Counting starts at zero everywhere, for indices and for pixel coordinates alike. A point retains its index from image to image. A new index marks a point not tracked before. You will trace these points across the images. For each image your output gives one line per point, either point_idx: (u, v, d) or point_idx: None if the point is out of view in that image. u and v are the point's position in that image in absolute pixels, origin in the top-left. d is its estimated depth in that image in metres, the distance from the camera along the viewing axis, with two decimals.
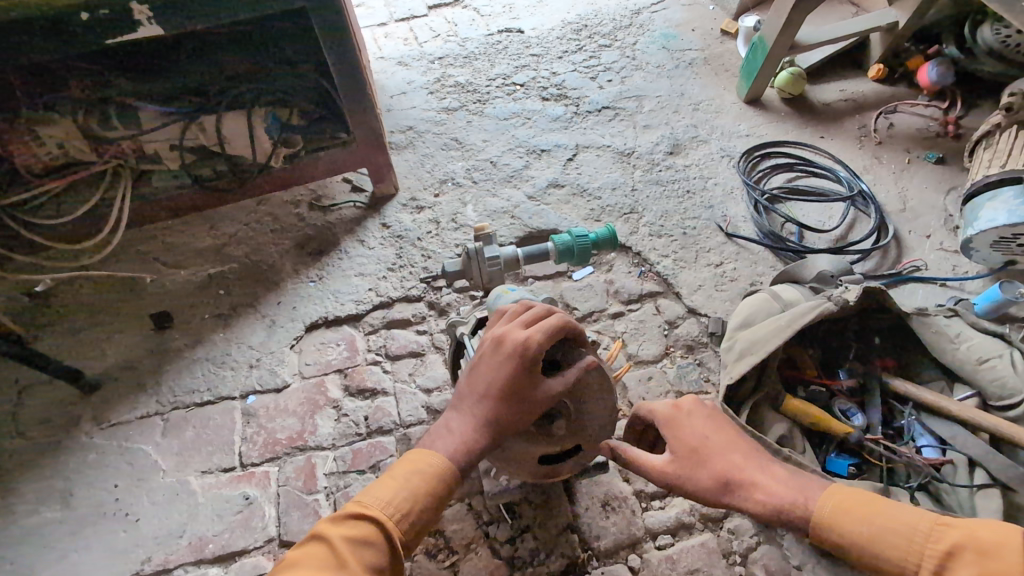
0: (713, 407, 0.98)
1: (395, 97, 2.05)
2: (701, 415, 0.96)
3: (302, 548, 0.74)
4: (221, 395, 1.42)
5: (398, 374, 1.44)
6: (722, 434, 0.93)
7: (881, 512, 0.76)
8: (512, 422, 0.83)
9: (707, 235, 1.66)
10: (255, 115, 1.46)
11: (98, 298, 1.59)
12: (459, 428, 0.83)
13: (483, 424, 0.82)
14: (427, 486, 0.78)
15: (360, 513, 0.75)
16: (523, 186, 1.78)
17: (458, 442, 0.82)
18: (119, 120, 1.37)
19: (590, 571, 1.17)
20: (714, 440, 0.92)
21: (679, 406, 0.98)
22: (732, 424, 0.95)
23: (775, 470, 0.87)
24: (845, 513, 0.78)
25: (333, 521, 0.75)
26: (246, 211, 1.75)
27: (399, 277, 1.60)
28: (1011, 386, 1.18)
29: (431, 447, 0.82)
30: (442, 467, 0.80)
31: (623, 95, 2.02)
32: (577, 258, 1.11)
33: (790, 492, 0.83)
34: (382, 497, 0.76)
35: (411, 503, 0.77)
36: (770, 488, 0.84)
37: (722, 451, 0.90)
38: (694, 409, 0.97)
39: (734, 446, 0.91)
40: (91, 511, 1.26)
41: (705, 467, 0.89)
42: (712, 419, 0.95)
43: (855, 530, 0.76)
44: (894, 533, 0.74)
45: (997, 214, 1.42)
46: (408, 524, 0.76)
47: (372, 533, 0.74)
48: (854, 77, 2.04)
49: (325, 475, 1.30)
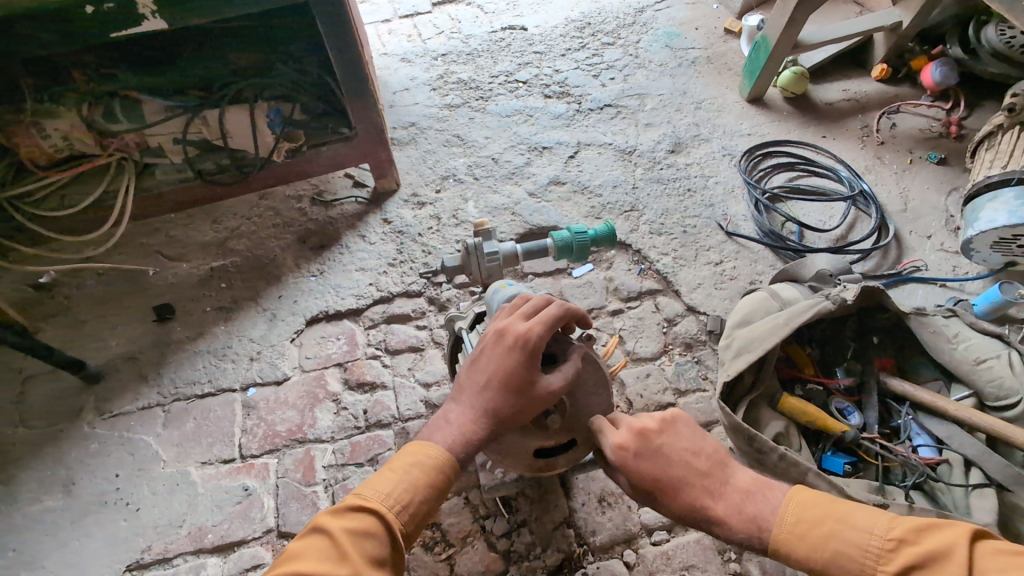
0: (660, 433, 0.83)
1: (398, 93, 2.06)
2: (650, 452, 0.82)
3: (303, 540, 0.75)
4: (221, 387, 1.43)
5: (397, 369, 1.45)
6: (675, 464, 0.81)
7: (834, 534, 0.74)
8: (510, 415, 0.83)
9: (707, 233, 1.66)
10: (258, 110, 1.47)
11: (101, 290, 1.60)
12: (458, 419, 0.84)
13: (481, 416, 0.83)
14: (426, 478, 0.79)
15: (360, 505, 0.76)
16: (523, 184, 1.78)
17: (457, 433, 0.83)
18: (123, 114, 1.40)
19: (585, 566, 1.18)
20: (667, 475, 0.80)
21: (623, 446, 0.82)
22: (683, 445, 0.82)
23: (733, 496, 0.79)
24: (798, 539, 0.75)
25: (333, 514, 0.76)
26: (249, 205, 1.76)
27: (399, 272, 1.60)
28: (1008, 386, 1.18)
29: (430, 440, 0.83)
30: (442, 460, 0.81)
31: (625, 94, 2.03)
32: (575, 254, 1.12)
33: (744, 524, 0.77)
34: (382, 489, 0.77)
35: (411, 494, 0.78)
36: (728, 525, 0.78)
37: (676, 490, 0.80)
38: (640, 448, 0.81)
39: (690, 477, 0.80)
40: (94, 500, 1.27)
41: (664, 503, 0.81)
42: (662, 449, 0.82)
43: (808, 555, 0.74)
44: (848, 556, 0.72)
45: (997, 215, 1.42)
46: (408, 515, 0.77)
47: (373, 524, 0.75)
48: (857, 77, 2.04)
49: (324, 468, 1.31)
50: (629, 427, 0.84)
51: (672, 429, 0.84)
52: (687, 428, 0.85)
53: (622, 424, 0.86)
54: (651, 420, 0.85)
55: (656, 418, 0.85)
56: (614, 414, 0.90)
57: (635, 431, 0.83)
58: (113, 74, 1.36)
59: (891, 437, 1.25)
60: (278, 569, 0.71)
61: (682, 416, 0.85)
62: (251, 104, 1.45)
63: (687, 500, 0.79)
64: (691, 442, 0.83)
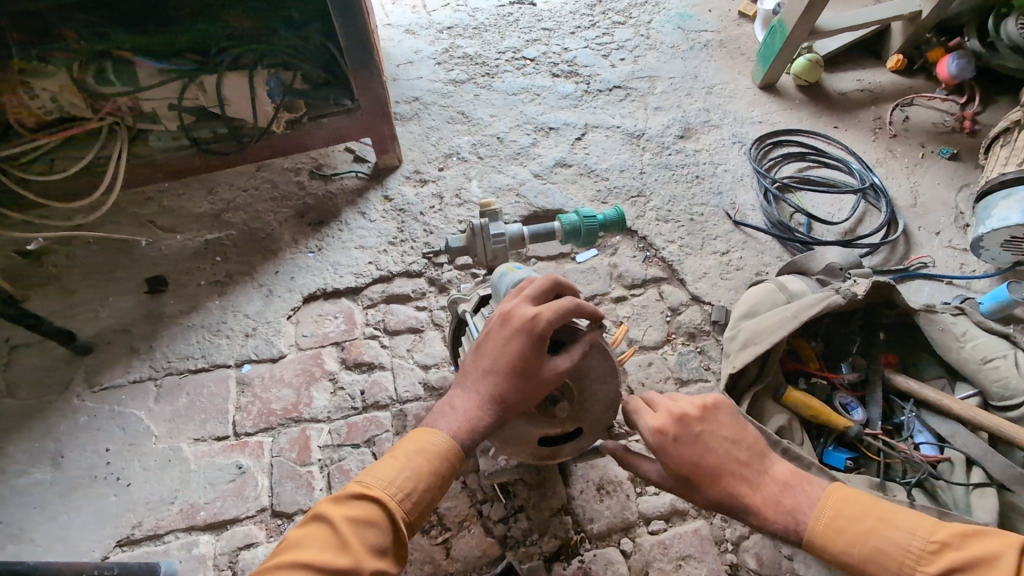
0: (703, 420, 0.82)
1: (402, 66, 1.99)
2: (690, 438, 0.81)
3: (303, 527, 0.73)
4: (215, 363, 1.40)
5: (396, 350, 1.42)
6: (714, 451, 0.81)
7: (874, 532, 0.73)
8: (516, 402, 0.81)
9: (714, 222, 1.63)
10: (257, 77, 1.41)
11: (91, 259, 1.56)
12: (463, 405, 0.81)
13: (487, 402, 0.81)
14: (430, 466, 0.77)
15: (362, 493, 0.73)
16: (529, 164, 1.74)
17: (462, 420, 0.80)
18: (116, 76, 1.33)
19: (582, 553, 1.17)
20: (707, 463, 0.80)
21: (663, 430, 0.82)
22: (724, 433, 0.82)
23: (771, 488, 0.80)
24: (835, 533, 0.75)
25: (334, 501, 0.74)
26: (245, 177, 1.71)
27: (399, 251, 1.57)
28: (1013, 386, 1.17)
29: (434, 426, 0.81)
30: (445, 447, 0.78)
31: (635, 75, 1.98)
32: (584, 239, 1.09)
33: (781, 514, 0.78)
34: (384, 477, 0.75)
35: (413, 483, 0.75)
36: (763, 515, 0.78)
37: (714, 477, 0.80)
38: (680, 434, 0.81)
39: (729, 464, 0.80)
40: (83, 475, 1.25)
41: (699, 489, 0.81)
42: (701, 436, 0.82)
43: (845, 550, 0.74)
44: (887, 555, 0.72)
45: (1010, 213, 1.40)
46: (410, 504, 0.75)
47: (375, 513, 0.73)
48: (872, 68, 2.00)
49: (319, 448, 1.28)
50: (665, 411, 0.84)
51: (715, 416, 0.83)
52: (728, 417, 0.85)
53: (661, 407, 0.85)
54: (692, 406, 0.84)
55: (697, 404, 0.84)
56: (645, 396, 0.89)
57: (675, 416, 0.83)
58: (105, 33, 1.30)
59: (892, 434, 1.24)
60: (277, 558, 0.69)
61: (724, 404, 0.85)
62: (250, 71, 1.39)
63: (725, 488, 0.79)
64: (731, 429, 0.83)
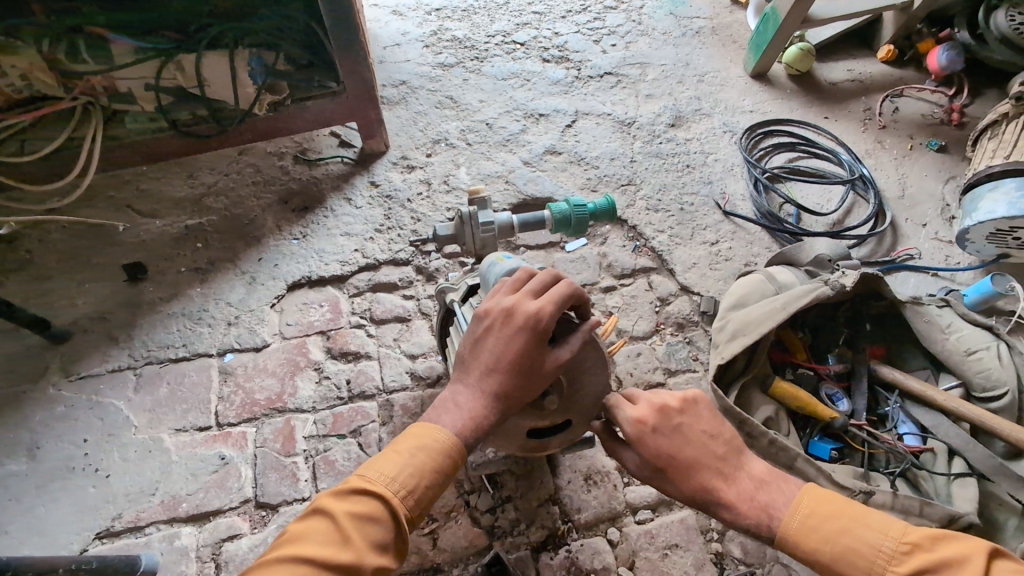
0: (682, 413, 0.81)
1: (389, 48, 1.95)
2: (668, 429, 0.80)
3: (305, 521, 0.71)
4: (197, 352, 1.37)
5: (382, 339, 1.40)
6: (691, 443, 0.80)
7: (847, 531, 0.72)
8: (520, 397, 0.79)
9: (704, 212, 1.63)
10: (238, 57, 1.35)
11: (67, 244, 1.51)
12: (467, 403, 0.79)
13: (492, 400, 0.78)
14: (434, 463, 0.75)
15: (364, 488, 0.72)
16: (518, 152, 1.71)
17: (465, 417, 0.78)
18: (89, 54, 1.27)
19: (569, 543, 1.17)
20: (684, 456, 0.79)
21: (642, 420, 0.81)
22: (703, 427, 0.81)
23: (745, 483, 0.79)
24: (808, 532, 0.74)
25: (336, 496, 0.72)
26: (227, 161, 1.67)
27: (386, 238, 1.54)
28: (995, 377, 1.19)
29: (437, 422, 0.78)
30: (449, 445, 0.76)
31: (626, 61, 1.95)
32: (574, 228, 1.07)
33: (755, 510, 0.77)
34: (387, 473, 0.73)
35: (416, 479, 0.73)
36: (736, 510, 0.77)
37: (689, 469, 0.79)
38: (659, 425, 0.80)
39: (705, 458, 0.79)
40: (60, 466, 1.22)
41: (673, 481, 0.80)
42: (681, 429, 0.81)
43: (818, 548, 0.73)
44: (859, 554, 0.71)
45: (996, 206, 1.41)
46: (413, 500, 0.73)
47: (377, 508, 0.71)
48: (862, 58, 2.00)
49: (304, 438, 1.26)
50: (644, 402, 0.83)
51: (694, 409, 0.82)
52: (707, 411, 0.83)
53: (641, 399, 0.84)
54: (672, 397, 0.83)
55: (677, 396, 0.83)
56: (626, 392, 0.88)
57: (655, 407, 0.82)
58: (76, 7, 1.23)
59: (877, 425, 1.25)
60: (277, 551, 0.68)
61: (704, 398, 0.84)
62: (231, 50, 1.33)
63: (699, 481, 0.79)
64: (710, 423, 0.82)
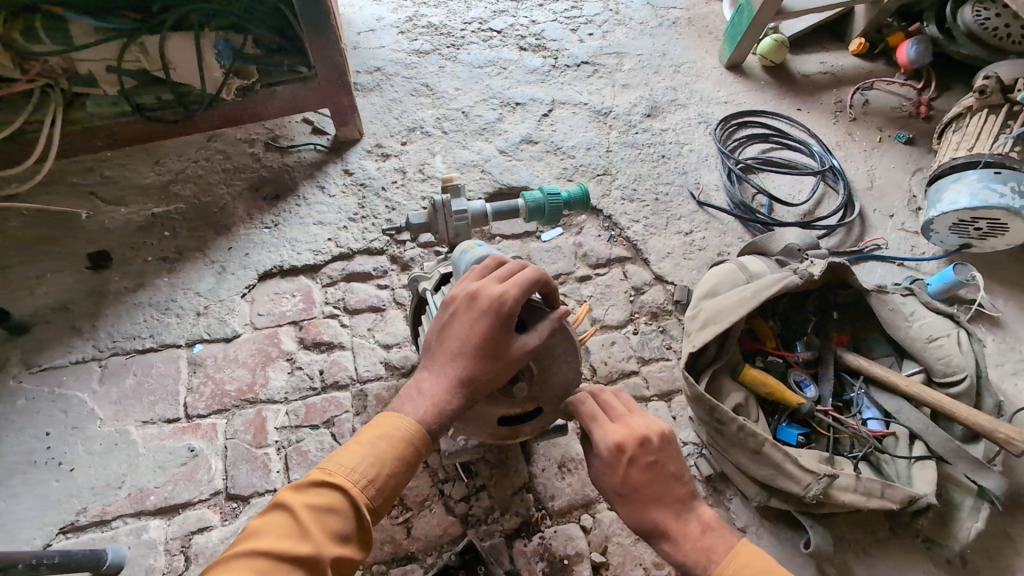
0: (660, 451, 0.80)
1: (363, 33, 1.91)
2: (644, 461, 0.79)
3: (264, 516, 0.70)
4: (165, 343, 1.34)
5: (356, 329, 1.39)
6: (659, 480, 0.79)
7: None
8: (486, 382, 0.79)
9: (679, 202, 1.64)
10: (205, 39, 1.31)
11: (27, 233, 1.46)
12: (430, 389, 0.78)
13: (455, 385, 0.78)
14: (395, 452, 0.74)
15: (325, 480, 0.71)
16: (495, 140, 1.70)
17: (428, 404, 0.77)
18: (46, 34, 1.22)
19: (543, 530, 1.18)
20: (648, 491, 0.79)
21: (622, 448, 0.79)
22: (673, 467, 0.80)
23: (693, 525, 0.79)
24: None
25: (296, 490, 0.71)
26: (196, 147, 1.63)
27: (360, 227, 1.52)
28: (954, 363, 1.22)
29: (400, 411, 0.78)
30: (411, 432, 0.76)
31: (603, 51, 1.95)
32: (547, 217, 1.07)
33: (695, 550, 0.77)
34: (347, 464, 0.72)
35: (377, 469, 0.73)
36: (678, 546, 0.78)
37: (650, 502, 0.79)
38: (637, 457, 0.79)
39: (667, 496, 0.80)
40: (21, 460, 1.18)
41: (628, 507, 0.81)
42: (653, 465, 0.79)
43: None
44: None
45: (959, 197, 1.44)
46: (374, 490, 0.72)
47: (337, 500, 0.70)
48: (835, 51, 2.03)
49: (275, 429, 1.25)
50: (627, 429, 0.81)
51: (671, 448, 0.81)
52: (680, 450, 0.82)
53: (622, 423, 0.82)
54: (653, 431, 0.81)
55: (658, 432, 0.81)
56: (603, 400, 0.86)
57: (636, 437, 0.80)
58: None
59: (842, 410, 1.28)
60: (235, 547, 0.67)
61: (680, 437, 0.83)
62: (197, 32, 1.29)
63: (656, 515, 0.79)
64: (681, 465, 0.81)
